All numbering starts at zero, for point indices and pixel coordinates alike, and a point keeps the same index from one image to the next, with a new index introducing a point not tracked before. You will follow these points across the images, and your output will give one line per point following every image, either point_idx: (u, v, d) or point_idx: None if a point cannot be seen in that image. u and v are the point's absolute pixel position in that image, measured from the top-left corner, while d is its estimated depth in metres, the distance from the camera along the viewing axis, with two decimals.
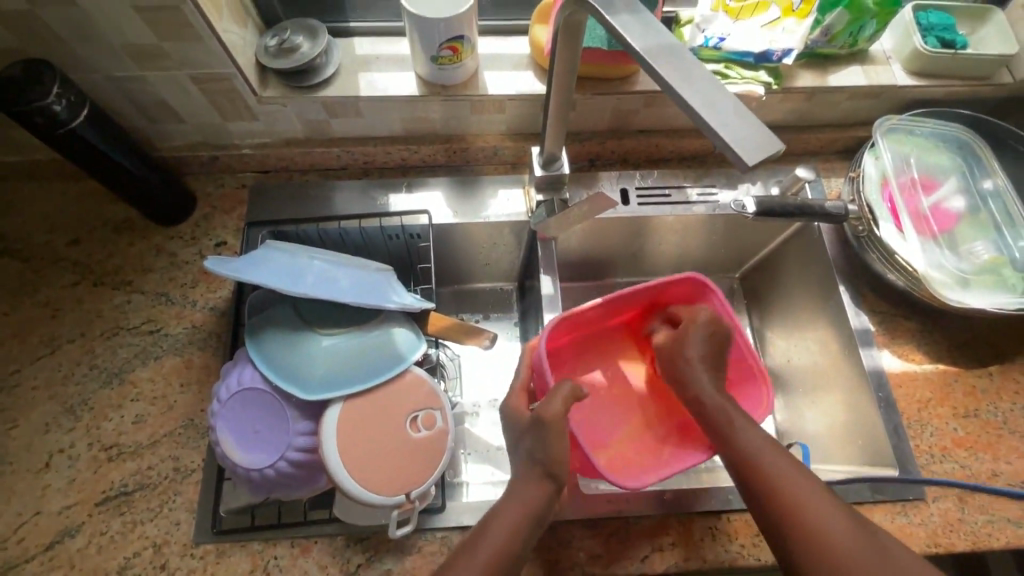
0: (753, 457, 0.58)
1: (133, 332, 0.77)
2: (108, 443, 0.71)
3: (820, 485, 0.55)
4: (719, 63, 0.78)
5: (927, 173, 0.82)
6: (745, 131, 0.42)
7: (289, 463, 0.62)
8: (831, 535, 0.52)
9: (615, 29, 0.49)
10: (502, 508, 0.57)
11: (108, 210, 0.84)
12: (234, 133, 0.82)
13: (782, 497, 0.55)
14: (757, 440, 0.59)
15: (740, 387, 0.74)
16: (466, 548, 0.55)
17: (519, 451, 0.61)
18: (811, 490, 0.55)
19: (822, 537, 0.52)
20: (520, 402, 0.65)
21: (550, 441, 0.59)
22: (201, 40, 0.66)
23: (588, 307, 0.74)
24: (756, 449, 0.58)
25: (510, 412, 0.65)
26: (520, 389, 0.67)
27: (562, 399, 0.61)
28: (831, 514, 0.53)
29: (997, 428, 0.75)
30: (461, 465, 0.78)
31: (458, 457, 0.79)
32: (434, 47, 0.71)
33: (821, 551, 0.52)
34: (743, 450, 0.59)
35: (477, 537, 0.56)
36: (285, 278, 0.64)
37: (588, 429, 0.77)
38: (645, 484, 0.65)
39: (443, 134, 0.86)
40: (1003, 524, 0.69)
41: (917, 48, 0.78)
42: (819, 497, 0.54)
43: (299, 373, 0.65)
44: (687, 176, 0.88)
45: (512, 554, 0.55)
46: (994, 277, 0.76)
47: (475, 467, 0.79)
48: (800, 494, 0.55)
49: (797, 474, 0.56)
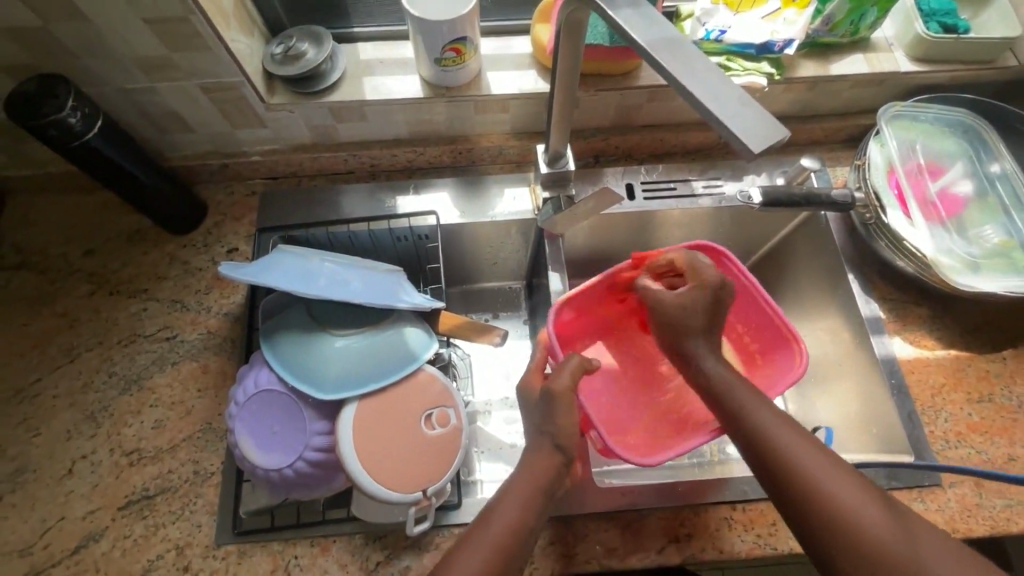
0: (769, 436, 0.56)
1: (149, 339, 0.78)
2: (128, 448, 0.72)
3: (837, 463, 0.56)
4: (721, 56, 0.78)
5: (933, 159, 0.82)
6: (751, 120, 0.42)
7: (307, 463, 0.63)
8: (857, 508, 0.53)
9: (617, 25, 0.49)
10: (515, 483, 0.58)
11: (121, 220, 0.85)
12: (243, 140, 0.83)
13: (804, 478, 0.54)
14: (769, 419, 0.57)
15: (777, 349, 0.75)
16: (477, 528, 0.56)
17: (530, 425, 0.62)
18: (830, 464, 0.55)
19: (849, 513, 0.53)
20: (534, 379, 0.67)
21: (557, 411, 0.60)
22: (209, 50, 0.67)
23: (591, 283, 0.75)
24: (774, 431, 0.57)
25: (524, 392, 0.66)
26: (535, 368, 0.69)
27: (571, 371, 0.62)
28: (848, 487, 0.54)
29: (1012, 413, 0.74)
30: (475, 463, 0.77)
31: (472, 454, 0.78)
32: (437, 49, 0.72)
33: (846, 528, 0.52)
34: (756, 430, 0.57)
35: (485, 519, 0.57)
36: (297, 280, 0.65)
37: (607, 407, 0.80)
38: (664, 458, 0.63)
39: (448, 135, 0.87)
40: (1021, 508, 0.69)
41: (919, 34, 0.78)
42: (837, 478, 0.54)
43: (314, 374, 0.66)
44: (692, 170, 0.88)
45: (526, 530, 0.56)
46: (1004, 259, 0.76)
47: (487, 465, 0.78)
48: (819, 470, 0.55)
49: (811, 447, 0.56)
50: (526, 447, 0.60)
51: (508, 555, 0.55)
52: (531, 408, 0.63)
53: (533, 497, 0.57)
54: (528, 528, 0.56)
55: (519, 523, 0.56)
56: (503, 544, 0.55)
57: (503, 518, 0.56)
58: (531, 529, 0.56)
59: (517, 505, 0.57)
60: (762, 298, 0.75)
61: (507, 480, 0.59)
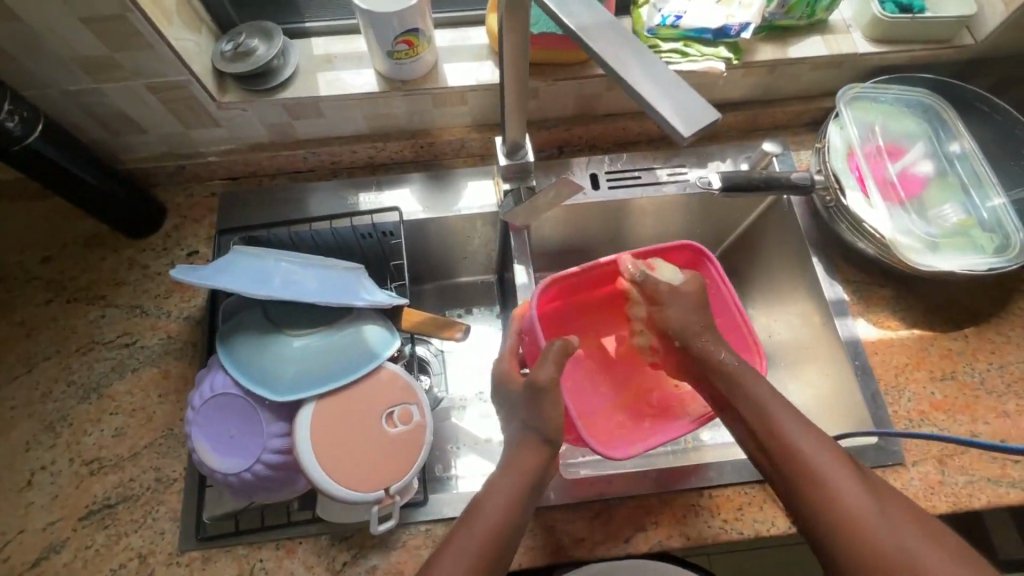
0: (775, 422, 0.60)
1: (109, 346, 0.77)
2: (89, 458, 0.71)
3: (840, 456, 0.58)
4: (678, 42, 0.78)
5: (892, 140, 0.82)
6: (682, 105, 0.42)
7: (266, 466, 0.61)
8: (853, 505, 0.55)
9: (550, 9, 0.48)
10: (497, 484, 0.59)
11: (77, 225, 0.83)
12: (199, 141, 0.82)
13: (800, 458, 0.58)
14: (776, 408, 0.61)
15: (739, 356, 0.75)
16: (462, 528, 0.57)
17: (514, 420, 0.63)
18: (830, 457, 0.58)
19: (846, 511, 0.55)
20: (511, 366, 0.68)
21: (543, 406, 0.60)
22: (151, 48, 0.65)
23: (573, 271, 0.76)
24: (780, 419, 0.60)
25: (501, 376, 0.67)
26: (510, 354, 0.69)
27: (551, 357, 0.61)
28: (847, 479, 0.57)
29: (975, 389, 0.75)
30: (453, 458, 0.80)
31: (450, 451, 0.80)
32: (389, 41, 0.70)
33: (841, 515, 0.55)
34: (763, 415, 0.61)
35: (473, 515, 0.57)
36: (253, 282, 0.64)
37: (579, 395, 0.81)
38: (629, 452, 0.66)
39: (408, 130, 0.86)
40: (982, 484, 0.70)
41: (875, 14, 0.78)
42: (837, 467, 0.57)
43: (268, 375, 0.64)
44: (656, 158, 0.88)
45: (512, 528, 0.57)
46: (964, 238, 0.76)
47: (467, 459, 0.80)
48: (821, 460, 0.58)
49: (822, 448, 0.59)
50: (512, 446, 0.61)
51: (492, 555, 0.55)
52: (511, 399, 0.64)
53: (520, 496, 0.58)
54: (513, 528, 0.57)
55: (505, 522, 0.57)
56: (487, 546, 0.55)
57: (490, 517, 0.57)
58: (518, 526, 0.58)
59: (504, 504, 0.57)
60: (733, 300, 0.75)
61: (488, 481, 0.60)
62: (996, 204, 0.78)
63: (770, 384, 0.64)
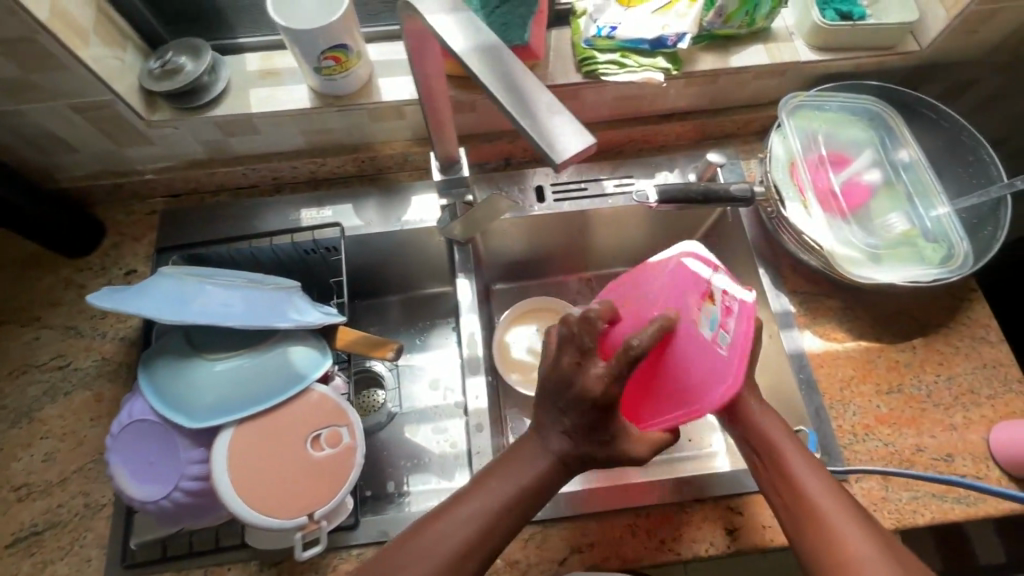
0: (777, 453, 0.59)
1: (42, 368, 0.76)
2: (17, 483, 0.70)
3: (840, 492, 0.56)
4: (615, 52, 0.77)
5: (836, 148, 0.81)
6: (556, 129, 0.41)
7: (184, 493, 0.60)
8: (847, 540, 0.52)
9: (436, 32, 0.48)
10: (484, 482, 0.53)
11: (14, 246, 0.82)
12: (134, 158, 0.81)
13: (797, 490, 0.56)
14: (782, 442, 0.59)
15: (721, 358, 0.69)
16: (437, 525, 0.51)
17: None
18: (829, 492, 0.55)
19: (839, 545, 0.52)
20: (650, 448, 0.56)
21: None
22: (66, 69, 0.64)
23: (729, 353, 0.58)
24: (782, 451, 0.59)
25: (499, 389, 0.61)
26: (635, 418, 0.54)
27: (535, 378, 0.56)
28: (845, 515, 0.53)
29: (921, 403, 0.74)
30: (402, 477, 0.80)
31: (399, 469, 0.80)
32: (315, 58, 0.69)
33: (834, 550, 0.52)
34: (764, 446, 0.60)
35: (445, 514, 0.51)
36: (170, 306, 0.63)
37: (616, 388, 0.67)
38: None
39: (350, 144, 0.85)
40: (927, 499, 0.68)
41: (815, 22, 0.77)
42: (835, 503, 0.54)
43: (187, 401, 0.63)
44: (603, 169, 0.87)
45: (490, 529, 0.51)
46: (908, 249, 0.75)
47: (414, 478, 0.80)
48: (819, 493, 0.55)
49: (823, 483, 0.56)
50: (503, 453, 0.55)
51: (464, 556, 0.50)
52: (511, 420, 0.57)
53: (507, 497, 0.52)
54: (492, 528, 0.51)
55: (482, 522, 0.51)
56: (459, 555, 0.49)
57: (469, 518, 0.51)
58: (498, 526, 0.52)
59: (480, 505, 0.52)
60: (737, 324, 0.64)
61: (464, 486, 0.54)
62: (941, 213, 0.76)
63: (782, 420, 0.61)
